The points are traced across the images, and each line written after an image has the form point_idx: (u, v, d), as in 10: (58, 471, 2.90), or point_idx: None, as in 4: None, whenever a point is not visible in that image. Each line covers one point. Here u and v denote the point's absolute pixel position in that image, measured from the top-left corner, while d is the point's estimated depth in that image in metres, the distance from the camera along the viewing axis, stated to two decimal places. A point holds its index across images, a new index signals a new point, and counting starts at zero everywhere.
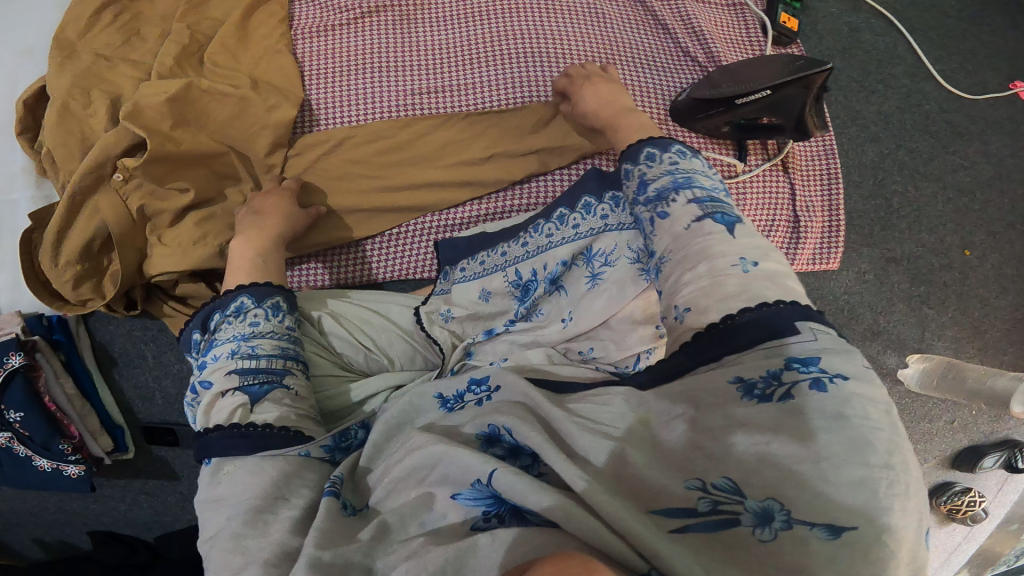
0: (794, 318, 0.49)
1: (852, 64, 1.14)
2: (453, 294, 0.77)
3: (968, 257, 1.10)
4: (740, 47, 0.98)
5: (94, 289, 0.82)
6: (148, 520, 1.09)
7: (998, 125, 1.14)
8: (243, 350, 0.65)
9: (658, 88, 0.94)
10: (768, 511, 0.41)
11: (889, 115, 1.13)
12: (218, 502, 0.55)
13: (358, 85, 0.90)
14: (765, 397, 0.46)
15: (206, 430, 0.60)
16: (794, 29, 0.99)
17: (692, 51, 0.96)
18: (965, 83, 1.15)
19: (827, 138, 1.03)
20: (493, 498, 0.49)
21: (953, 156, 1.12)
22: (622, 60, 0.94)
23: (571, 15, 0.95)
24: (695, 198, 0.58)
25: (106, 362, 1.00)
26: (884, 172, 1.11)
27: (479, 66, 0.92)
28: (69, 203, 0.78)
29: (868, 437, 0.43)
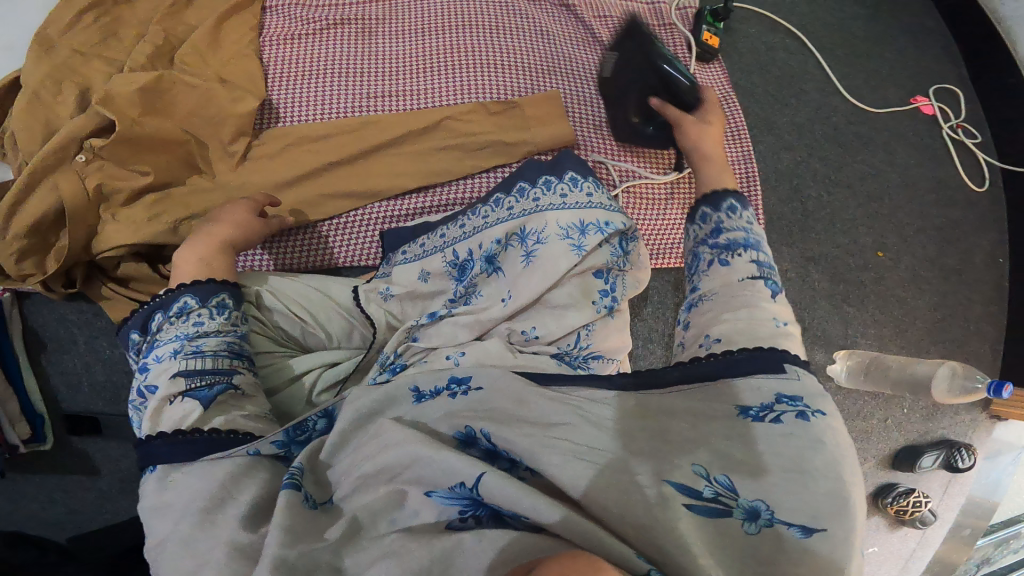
0: (782, 361, 0.56)
1: (767, 79, 1.23)
2: (393, 274, 0.79)
3: (882, 258, 1.21)
4: None
5: (37, 265, 0.82)
6: (61, 519, 1.07)
7: (903, 135, 1.25)
8: (187, 349, 0.63)
9: (594, 100, 1.01)
10: (756, 507, 0.47)
11: (801, 125, 1.22)
12: (164, 509, 0.53)
13: (319, 88, 0.94)
14: (758, 418, 0.52)
15: (151, 437, 0.57)
16: (715, 47, 1.06)
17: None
18: (870, 98, 1.26)
19: (745, 143, 1.06)
20: (471, 498, 0.49)
21: (862, 164, 1.23)
22: (563, 74, 1.01)
23: (516, 30, 1.02)
24: (757, 261, 0.66)
25: (36, 346, 1.02)
26: (799, 179, 1.21)
27: (433, 73, 0.97)
28: (26, 179, 0.77)
29: (840, 458, 0.50)
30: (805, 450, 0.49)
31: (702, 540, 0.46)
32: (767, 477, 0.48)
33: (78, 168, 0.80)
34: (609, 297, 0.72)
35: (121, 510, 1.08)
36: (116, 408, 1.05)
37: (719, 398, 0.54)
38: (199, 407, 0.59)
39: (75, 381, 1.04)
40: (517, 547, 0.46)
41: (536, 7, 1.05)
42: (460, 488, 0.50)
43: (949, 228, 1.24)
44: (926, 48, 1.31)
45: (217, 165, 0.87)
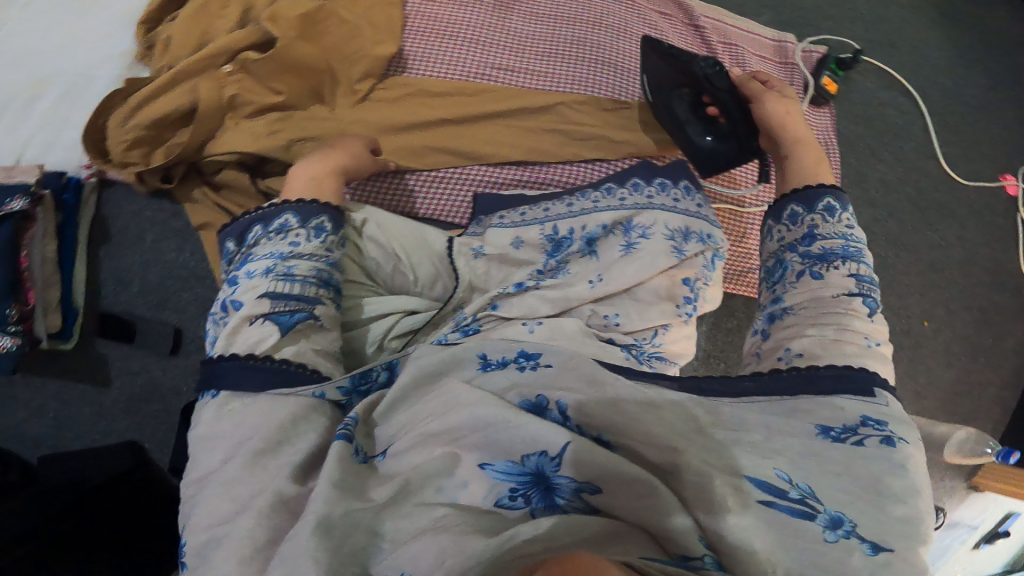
0: (873, 384, 0.56)
1: (868, 132, 1.24)
2: (488, 235, 0.83)
3: (925, 327, 1.16)
4: None
5: (144, 156, 0.86)
6: (43, 436, 1.02)
7: (979, 213, 1.23)
8: (279, 271, 0.65)
9: None
10: (838, 518, 0.46)
11: (889, 185, 1.22)
12: (218, 440, 0.55)
13: (447, 49, 0.96)
14: (839, 439, 0.51)
15: (221, 358, 0.59)
16: (831, 93, 1.04)
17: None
18: (961, 167, 1.25)
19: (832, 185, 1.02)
20: (529, 476, 0.48)
21: (933, 234, 1.21)
22: None
23: (642, 37, 1.00)
24: (854, 274, 0.66)
25: (100, 236, 1.06)
26: (872, 236, 1.19)
27: (557, 60, 0.97)
28: (169, 76, 0.83)
29: (916, 487, 0.50)
30: (884, 475, 0.49)
31: (767, 542, 0.45)
32: (845, 493, 0.48)
33: (221, 77, 0.85)
34: (691, 306, 0.73)
35: (112, 434, 1.03)
36: (155, 316, 1.05)
37: (797, 415, 0.53)
38: (276, 333, 0.61)
39: (126, 280, 1.06)
40: (570, 530, 0.44)
41: (664, 20, 1.04)
42: (523, 463, 0.48)
43: (992, 311, 1.19)
44: None
45: (339, 98, 0.89)
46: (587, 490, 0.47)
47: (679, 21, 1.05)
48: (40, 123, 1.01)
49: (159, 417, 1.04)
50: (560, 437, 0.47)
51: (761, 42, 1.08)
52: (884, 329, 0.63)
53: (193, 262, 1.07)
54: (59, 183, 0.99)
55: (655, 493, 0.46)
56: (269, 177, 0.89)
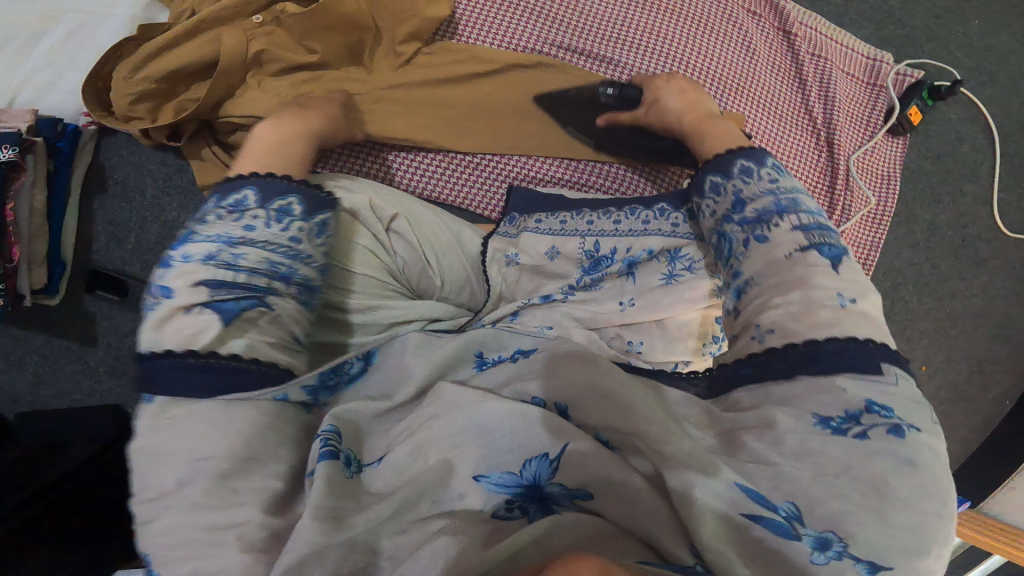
0: (880, 359, 0.46)
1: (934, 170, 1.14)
2: (522, 239, 0.73)
3: (921, 371, 1.13)
4: (858, 125, 0.93)
5: (150, 111, 0.77)
6: (20, 393, 0.97)
7: (1010, 264, 1.13)
8: (223, 256, 0.49)
9: (772, 135, 0.88)
10: (825, 537, 0.39)
11: (936, 228, 1.13)
12: (156, 457, 0.43)
13: (504, 17, 0.85)
14: (840, 431, 0.42)
15: (153, 354, 0.46)
16: (913, 123, 0.95)
17: (813, 111, 0.90)
18: (1011, 218, 1.13)
19: (887, 213, 0.95)
20: (524, 487, 0.44)
21: (962, 283, 1.13)
22: (749, 96, 0.87)
23: (722, 33, 0.89)
24: (799, 225, 0.52)
25: (96, 186, 0.97)
26: (902, 280, 1.13)
27: (623, 46, 0.86)
28: (191, 24, 0.73)
29: (932, 486, 0.41)
30: (889, 475, 0.40)
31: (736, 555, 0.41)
32: (844, 505, 0.40)
33: (249, 28, 0.74)
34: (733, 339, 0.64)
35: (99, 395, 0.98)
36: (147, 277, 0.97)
37: (788, 403, 0.45)
38: (216, 325, 0.47)
39: (121, 236, 0.97)
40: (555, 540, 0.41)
41: (751, 19, 0.92)
42: (520, 473, 0.44)
43: (988, 359, 1.14)
44: None
45: (377, 62, 0.80)
46: (580, 496, 0.44)
47: (767, 23, 0.92)
48: (41, 62, 0.93)
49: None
50: (552, 438, 0.45)
51: (851, 57, 0.96)
52: (855, 277, 0.50)
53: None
54: (54, 131, 0.89)
55: (635, 500, 0.43)
56: None
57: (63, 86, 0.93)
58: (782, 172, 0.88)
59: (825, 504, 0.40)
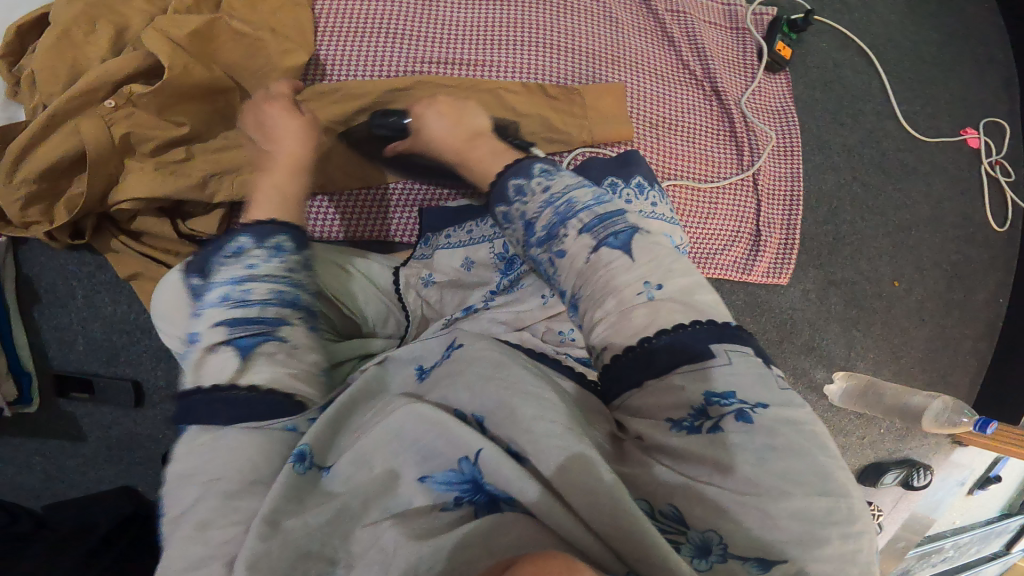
0: (708, 342, 0.44)
1: (829, 96, 1.14)
2: (435, 259, 0.76)
3: (896, 287, 1.14)
4: (736, 68, 0.96)
5: (44, 213, 0.78)
6: (37, 487, 1.01)
7: (943, 168, 1.17)
8: (236, 292, 0.51)
9: (660, 96, 0.89)
10: (682, 513, 0.40)
11: (851, 148, 1.14)
12: (190, 475, 0.44)
13: (366, 45, 0.84)
14: (694, 430, 0.42)
15: (192, 392, 0.48)
16: (787, 58, 0.98)
17: (692, 65, 0.93)
18: (922, 125, 1.17)
19: (796, 139, 0.97)
20: (468, 483, 0.41)
21: (898, 193, 1.15)
22: (627, 65, 0.89)
23: (584, 11, 0.89)
24: (585, 225, 0.50)
25: (29, 297, 0.96)
26: (839, 202, 1.13)
27: (494, 45, 0.86)
28: (46, 118, 0.71)
29: (799, 462, 0.40)
30: (750, 462, 0.40)
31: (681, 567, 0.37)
32: (719, 502, 0.39)
33: (105, 114, 0.73)
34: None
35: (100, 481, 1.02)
36: (110, 370, 0.99)
37: (651, 416, 0.44)
38: (236, 357, 0.49)
39: (69, 340, 0.98)
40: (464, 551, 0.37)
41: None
42: (460, 469, 0.42)
43: (963, 265, 1.16)
44: (986, 79, 1.21)
45: None
46: (520, 502, 0.40)
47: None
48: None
49: (146, 463, 1.01)
50: (473, 438, 0.42)
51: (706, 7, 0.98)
52: (654, 257, 0.48)
53: (134, 313, 0.98)
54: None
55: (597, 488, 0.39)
56: (193, 217, 0.84)
57: None
58: (682, 130, 0.90)
59: (700, 503, 0.40)
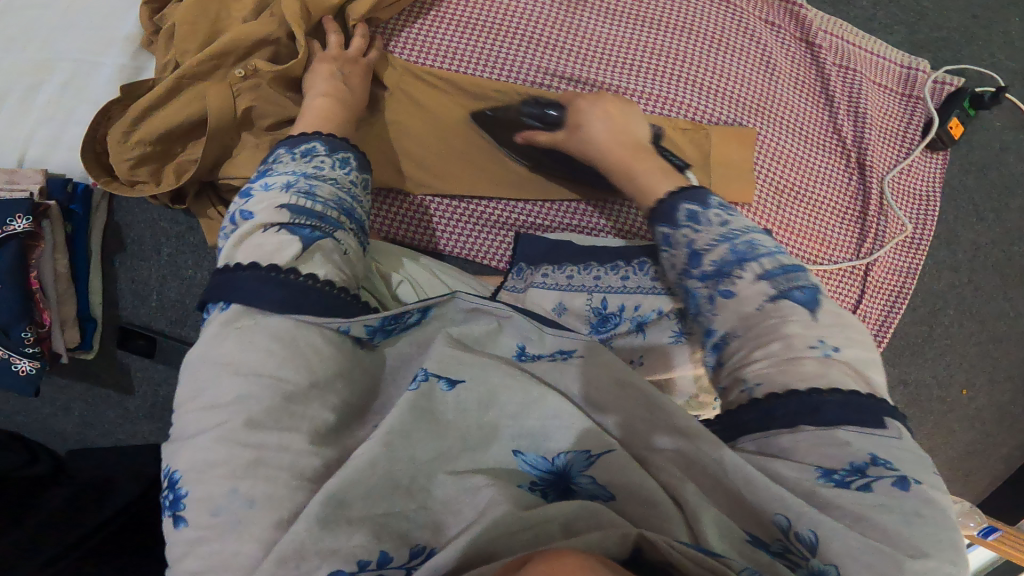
0: (882, 411, 0.41)
1: (981, 185, 0.97)
2: (528, 296, 0.65)
3: (962, 396, 0.97)
4: (891, 141, 0.84)
5: (151, 173, 0.72)
6: (69, 432, 0.93)
7: None
8: (299, 186, 0.52)
9: (797, 159, 0.80)
10: (819, 541, 0.36)
11: (982, 249, 0.96)
12: (221, 364, 0.42)
13: (496, 46, 0.79)
14: (844, 484, 0.38)
15: (238, 268, 0.46)
16: (955, 137, 0.85)
17: (844, 131, 0.82)
18: None
19: (930, 222, 0.86)
20: (552, 473, 0.40)
21: (1005, 303, 0.96)
22: (770, 118, 0.79)
23: (736, 49, 0.81)
24: (765, 273, 0.47)
25: (115, 244, 0.89)
26: (942, 302, 0.97)
27: (633, 72, 0.78)
28: (173, 82, 0.68)
29: (941, 536, 0.36)
30: (898, 525, 0.36)
31: None
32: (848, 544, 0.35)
33: (233, 82, 0.69)
34: None
35: (137, 435, 0.93)
36: (176, 332, 0.90)
37: (789, 457, 0.40)
38: (296, 244, 0.47)
39: (144, 293, 0.90)
40: (586, 516, 0.36)
41: (774, 32, 0.83)
42: (551, 460, 0.40)
43: None
44: None
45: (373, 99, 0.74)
46: (601, 495, 0.39)
47: (792, 35, 0.84)
48: (40, 117, 0.85)
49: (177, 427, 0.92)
50: (597, 436, 0.40)
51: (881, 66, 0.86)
52: (839, 320, 0.46)
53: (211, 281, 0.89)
54: (66, 193, 0.82)
55: (657, 502, 0.38)
56: None
57: (67, 142, 0.84)
58: (808, 197, 0.80)
59: (845, 542, 0.35)
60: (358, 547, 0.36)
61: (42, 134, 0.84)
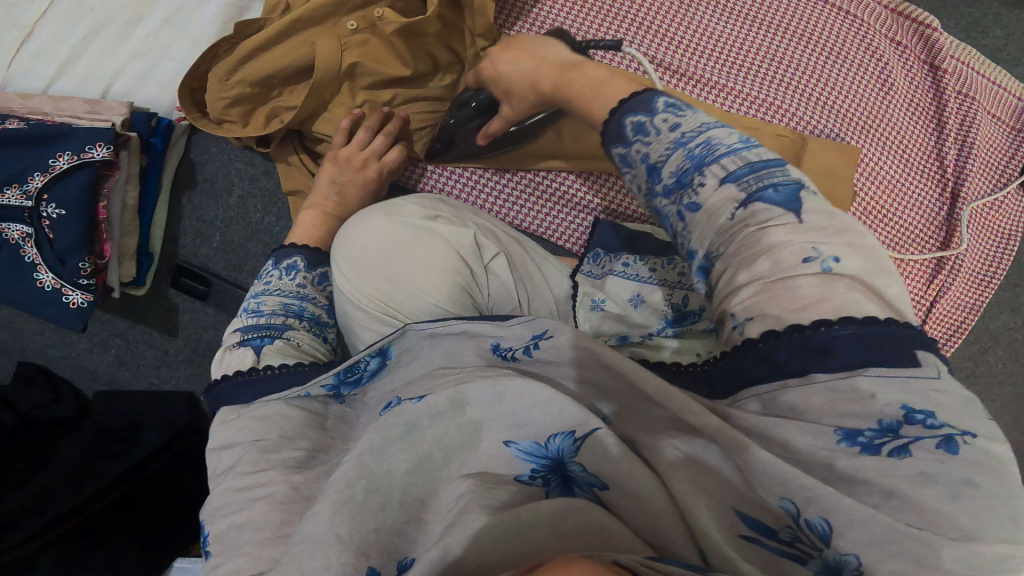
0: (913, 343, 0.35)
1: None
2: (608, 284, 0.63)
3: None
4: (991, 174, 0.81)
5: (241, 115, 0.73)
6: (100, 371, 0.91)
7: None
8: (250, 308, 0.60)
9: (886, 181, 0.78)
10: (832, 531, 0.32)
11: None
12: (224, 448, 0.47)
13: (602, 26, 0.78)
14: (870, 448, 0.33)
15: (219, 380, 0.52)
16: None
17: (942, 158, 0.79)
18: None
19: (1010, 255, 0.83)
20: (546, 460, 0.40)
21: None
22: (868, 136, 0.77)
23: (848, 61, 0.78)
24: (729, 175, 0.40)
25: (184, 182, 0.89)
26: (999, 342, 0.94)
27: (735, 73, 0.77)
28: (286, 24, 0.68)
29: (998, 508, 0.30)
30: (942, 501, 0.30)
31: None
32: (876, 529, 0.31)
33: (342, 34, 0.69)
34: None
35: (174, 382, 0.91)
36: (233, 278, 0.89)
37: (803, 416, 0.35)
38: (250, 354, 0.53)
39: (206, 233, 0.89)
40: (577, 522, 0.36)
41: (895, 50, 0.79)
42: (544, 445, 0.40)
43: None
44: None
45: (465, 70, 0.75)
46: (597, 485, 0.38)
47: (913, 55, 0.79)
48: (136, 49, 0.85)
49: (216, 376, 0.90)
50: (582, 414, 0.39)
51: (999, 95, 0.82)
52: (830, 221, 0.38)
53: (278, 230, 0.88)
54: (148, 127, 0.82)
55: (645, 496, 0.37)
56: None
57: (158, 77, 0.85)
58: (891, 221, 0.78)
59: (866, 524, 0.31)
60: (347, 564, 0.37)
61: (133, 65, 0.85)
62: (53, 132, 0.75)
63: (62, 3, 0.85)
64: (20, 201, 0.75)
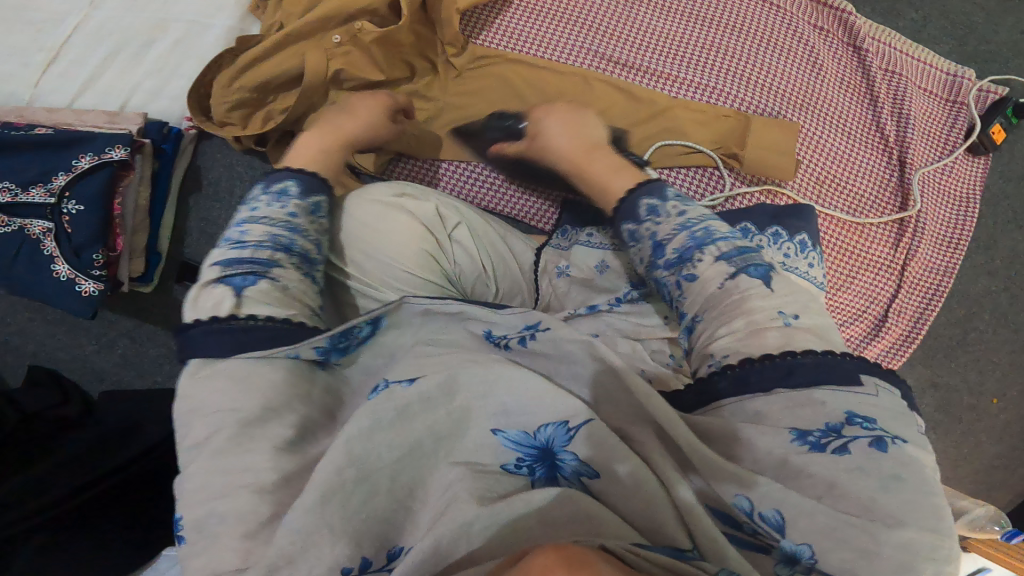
0: (857, 369, 0.43)
1: None
2: (574, 252, 0.69)
3: (992, 405, 0.96)
4: (934, 143, 0.87)
5: (241, 118, 0.80)
6: (105, 371, 0.99)
7: None
8: (232, 238, 0.55)
9: (834, 154, 0.84)
10: (785, 520, 0.38)
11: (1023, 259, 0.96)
12: (196, 409, 0.46)
13: (559, 30, 0.85)
14: (818, 446, 0.40)
15: (191, 324, 0.49)
16: (997, 143, 0.87)
17: (887, 129, 0.85)
18: None
19: (971, 215, 0.88)
20: (536, 449, 0.42)
21: None
22: (812, 114, 0.83)
23: (787, 48, 0.84)
24: (721, 254, 0.50)
25: (192, 186, 0.98)
26: (978, 310, 0.96)
27: (684, 63, 0.84)
28: (278, 38, 0.75)
29: (921, 499, 0.37)
30: (874, 491, 0.38)
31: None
32: (812, 519, 0.38)
33: (328, 47, 0.77)
34: None
35: (174, 377, 0.99)
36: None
37: (763, 420, 0.42)
38: (230, 294, 0.50)
39: (210, 233, 0.98)
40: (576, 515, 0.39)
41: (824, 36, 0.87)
42: (534, 435, 0.42)
43: None
44: None
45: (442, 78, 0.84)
46: (586, 473, 0.41)
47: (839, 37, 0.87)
48: (150, 68, 0.94)
49: None
50: (578, 407, 0.41)
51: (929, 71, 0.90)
52: (793, 290, 0.48)
53: None
54: (160, 134, 0.91)
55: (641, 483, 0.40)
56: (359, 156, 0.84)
57: (169, 92, 0.94)
58: (846, 191, 0.84)
59: (811, 516, 0.38)
60: (341, 556, 0.39)
61: (147, 82, 0.93)
62: (70, 139, 0.84)
63: (84, 28, 0.94)
64: (44, 198, 0.83)
